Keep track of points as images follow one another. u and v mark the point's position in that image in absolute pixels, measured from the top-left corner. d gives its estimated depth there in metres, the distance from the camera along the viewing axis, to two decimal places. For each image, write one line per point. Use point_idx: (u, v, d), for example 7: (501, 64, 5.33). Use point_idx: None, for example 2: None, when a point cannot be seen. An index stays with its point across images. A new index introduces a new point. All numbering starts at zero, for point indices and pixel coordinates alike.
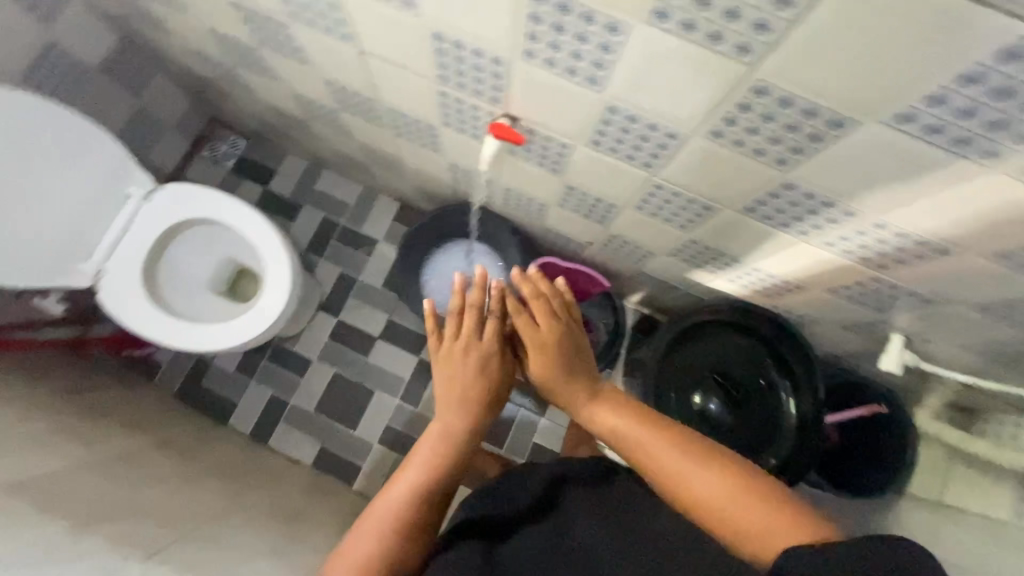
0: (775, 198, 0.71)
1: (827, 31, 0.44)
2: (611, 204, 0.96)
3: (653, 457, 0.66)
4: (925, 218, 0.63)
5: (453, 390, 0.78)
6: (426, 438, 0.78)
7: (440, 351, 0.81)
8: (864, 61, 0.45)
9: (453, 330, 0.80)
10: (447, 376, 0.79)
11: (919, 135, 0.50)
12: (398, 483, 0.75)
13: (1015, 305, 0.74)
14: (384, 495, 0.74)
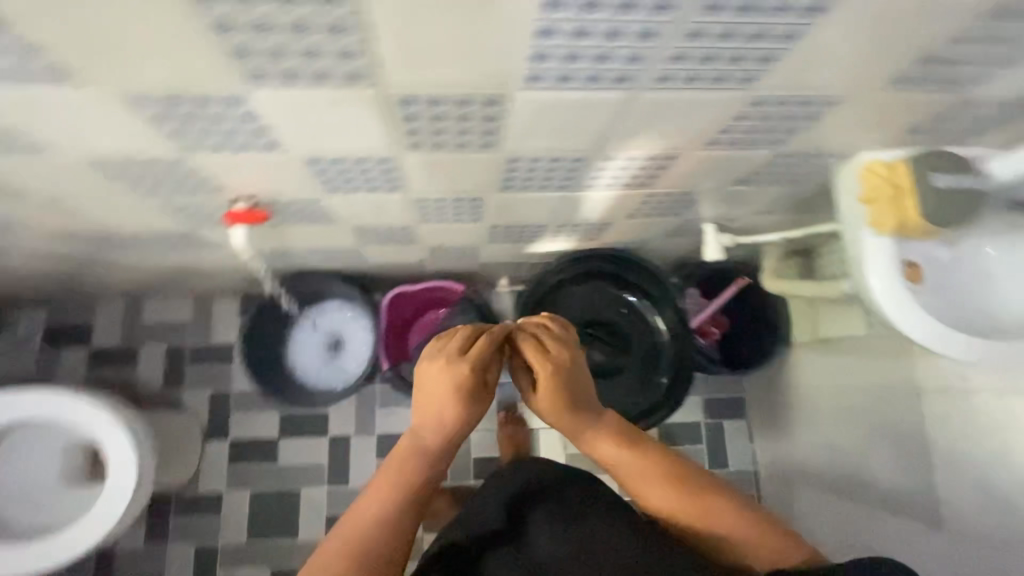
0: (518, 171, 0.71)
1: (398, 39, 0.42)
2: (402, 226, 0.94)
3: (659, 491, 0.66)
4: (633, 140, 0.64)
5: (440, 405, 0.65)
6: (404, 460, 0.63)
7: (428, 369, 0.67)
8: (470, 54, 0.45)
9: (454, 350, 0.68)
10: (433, 391, 0.66)
11: (556, 86, 0.50)
12: (366, 513, 0.59)
13: (771, 170, 0.79)
14: (351, 531, 0.57)
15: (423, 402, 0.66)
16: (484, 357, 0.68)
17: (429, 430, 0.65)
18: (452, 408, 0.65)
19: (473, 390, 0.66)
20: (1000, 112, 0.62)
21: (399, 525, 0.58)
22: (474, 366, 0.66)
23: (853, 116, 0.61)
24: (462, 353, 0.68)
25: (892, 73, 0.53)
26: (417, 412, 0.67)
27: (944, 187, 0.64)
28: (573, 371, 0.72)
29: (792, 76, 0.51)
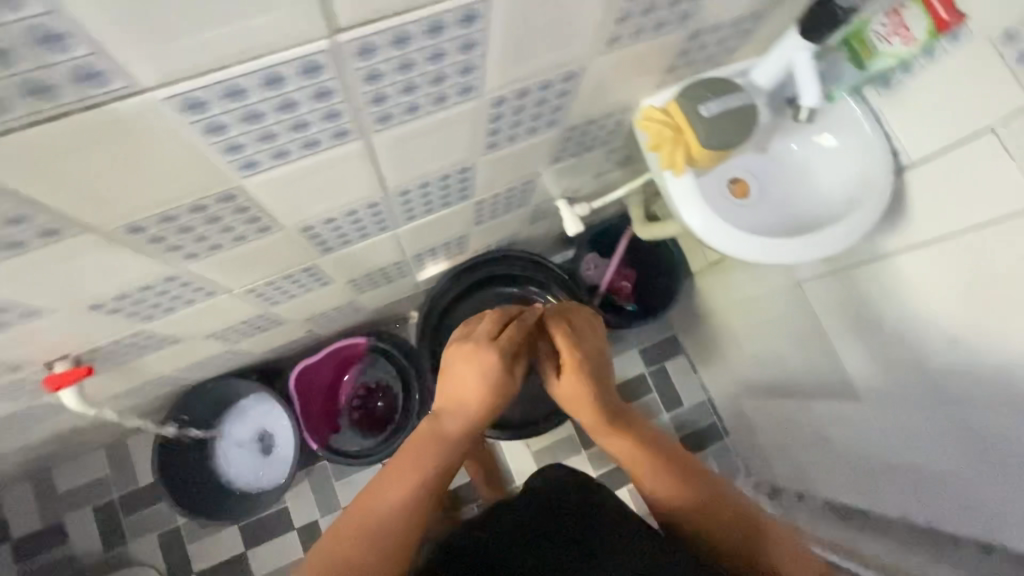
0: (321, 235, 0.69)
1: (55, 191, 0.39)
2: (257, 315, 0.89)
3: (660, 480, 0.69)
4: (412, 170, 0.63)
5: (462, 393, 0.75)
6: (426, 442, 0.72)
7: (460, 356, 0.76)
8: (153, 172, 0.42)
9: (486, 334, 0.78)
10: (462, 376, 0.76)
11: (279, 162, 0.48)
12: (387, 488, 0.67)
13: (576, 143, 0.79)
14: (374, 502, 0.66)
15: (449, 391, 0.76)
16: (513, 343, 0.77)
17: (450, 418, 0.75)
18: (473, 399, 0.74)
19: (496, 378, 0.75)
20: (735, 28, 0.63)
21: (414, 503, 0.66)
22: (502, 352, 0.75)
23: (602, 77, 0.62)
24: (493, 339, 0.77)
25: (605, 38, 0.53)
26: (446, 396, 0.76)
27: (713, 113, 0.65)
28: (593, 357, 0.81)
29: (511, 71, 0.51)
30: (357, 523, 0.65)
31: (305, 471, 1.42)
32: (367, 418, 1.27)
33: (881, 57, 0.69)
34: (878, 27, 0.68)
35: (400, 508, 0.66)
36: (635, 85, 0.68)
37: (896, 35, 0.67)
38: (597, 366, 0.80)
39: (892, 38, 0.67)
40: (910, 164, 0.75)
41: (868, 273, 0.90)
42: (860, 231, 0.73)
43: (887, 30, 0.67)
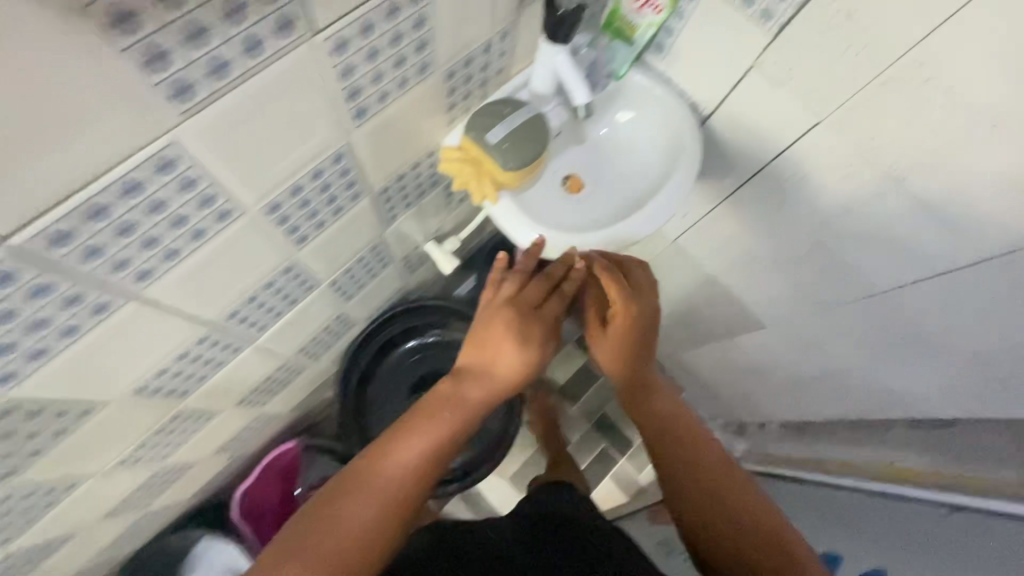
0: (166, 385, 0.65)
1: None
2: (153, 475, 0.84)
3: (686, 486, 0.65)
4: (224, 295, 0.59)
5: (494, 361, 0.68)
6: (441, 404, 0.66)
7: (498, 321, 0.69)
8: None
9: (525, 303, 0.71)
10: (491, 335, 0.69)
11: (45, 360, 0.45)
12: (400, 451, 0.60)
13: (403, 197, 0.78)
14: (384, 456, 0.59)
15: (480, 357, 0.69)
16: (557, 314, 0.72)
17: (475, 385, 0.67)
18: (503, 371, 0.68)
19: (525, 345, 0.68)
20: (493, 52, 0.64)
21: (424, 467, 0.61)
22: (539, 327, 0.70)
23: (379, 143, 0.60)
24: (534, 307, 0.71)
25: (346, 115, 0.51)
26: (476, 360, 0.69)
27: (501, 138, 0.65)
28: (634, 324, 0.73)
29: (258, 181, 0.48)
30: (360, 481, 0.58)
31: None
32: None
33: (641, 31, 0.71)
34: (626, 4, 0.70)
35: (408, 470, 0.60)
36: (423, 132, 0.66)
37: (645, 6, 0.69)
38: (640, 340, 0.75)
39: (643, 10, 0.69)
40: (708, 113, 0.78)
41: (725, 214, 0.93)
42: (683, 193, 0.75)
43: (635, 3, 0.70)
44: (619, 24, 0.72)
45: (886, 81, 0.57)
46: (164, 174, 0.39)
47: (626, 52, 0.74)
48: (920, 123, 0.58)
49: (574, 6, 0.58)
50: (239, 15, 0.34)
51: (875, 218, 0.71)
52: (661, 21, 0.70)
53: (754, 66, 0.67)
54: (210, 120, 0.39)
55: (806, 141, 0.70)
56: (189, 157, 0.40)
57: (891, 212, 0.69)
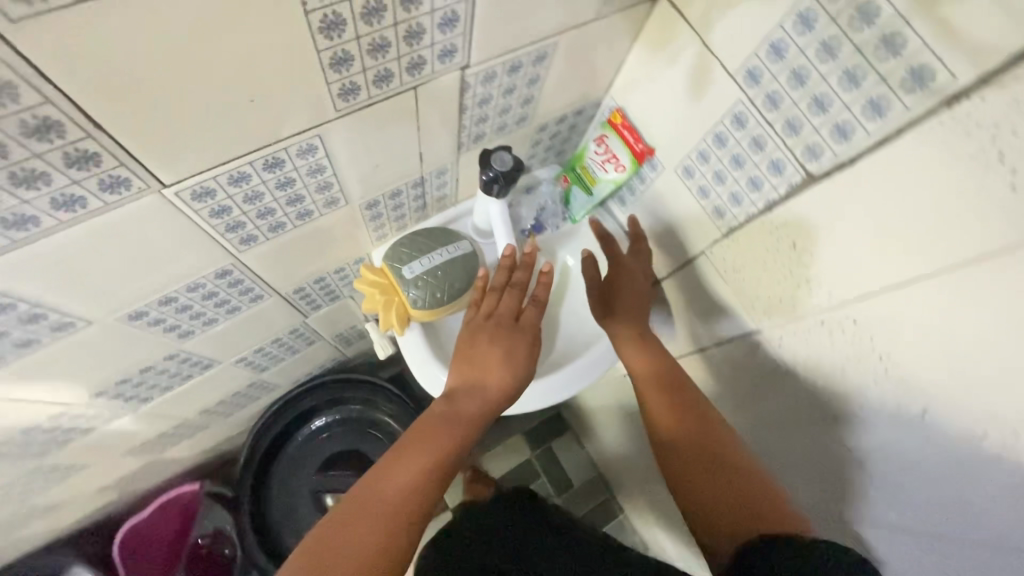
0: (14, 448, 0.61)
1: None
2: (13, 512, 0.79)
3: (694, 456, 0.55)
4: (79, 381, 0.55)
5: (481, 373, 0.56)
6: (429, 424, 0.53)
7: (479, 339, 0.58)
8: None
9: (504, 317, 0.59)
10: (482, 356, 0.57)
11: None
12: (391, 475, 0.48)
13: (327, 293, 0.74)
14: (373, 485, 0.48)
15: (466, 373, 0.57)
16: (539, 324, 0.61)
17: (468, 398, 0.55)
18: (499, 380, 0.56)
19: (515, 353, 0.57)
20: (428, 184, 0.60)
21: (428, 482, 0.49)
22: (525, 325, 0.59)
23: (280, 258, 0.56)
24: (516, 319, 0.60)
25: (224, 243, 0.48)
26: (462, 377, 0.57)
27: (417, 273, 0.61)
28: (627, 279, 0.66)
29: (108, 298, 0.45)
30: (348, 516, 0.45)
31: None
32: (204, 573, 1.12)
33: (600, 184, 0.68)
34: (592, 154, 0.67)
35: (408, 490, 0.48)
36: (340, 248, 0.63)
37: (607, 161, 0.66)
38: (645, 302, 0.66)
39: (605, 165, 0.66)
40: (661, 277, 0.72)
41: None
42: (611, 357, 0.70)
43: (599, 156, 0.66)
44: (583, 171, 0.69)
45: (823, 321, 0.51)
46: None
47: (585, 198, 0.70)
48: (851, 374, 0.51)
49: (509, 168, 0.54)
50: (36, 181, 0.31)
51: (794, 444, 0.63)
52: (620, 181, 0.66)
53: (703, 252, 0.62)
54: (25, 260, 0.36)
55: (747, 344, 0.63)
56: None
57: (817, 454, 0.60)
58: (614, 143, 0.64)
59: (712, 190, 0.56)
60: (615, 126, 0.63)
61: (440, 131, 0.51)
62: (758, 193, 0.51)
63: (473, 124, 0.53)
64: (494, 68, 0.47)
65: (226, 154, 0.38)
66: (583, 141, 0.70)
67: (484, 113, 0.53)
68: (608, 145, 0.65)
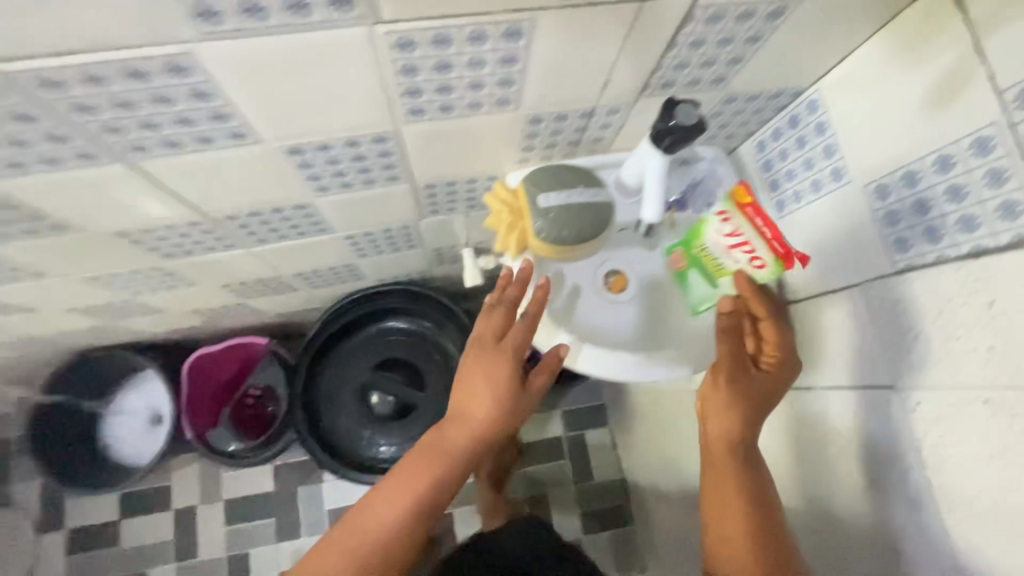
0: (149, 240, 0.66)
1: None
2: (121, 301, 0.88)
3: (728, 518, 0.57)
4: (223, 198, 0.59)
5: (464, 398, 0.58)
6: (426, 451, 0.58)
7: (467, 366, 0.59)
8: None
9: (491, 341, 0.59)
10: (466, 380, 0.59)
11: (23, 172, 0.46)
12: (391, 491, 0.56)
13: (444, 200, 0.74)
14: (375, 505, 0.56)
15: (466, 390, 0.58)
16: (525, 343, 0.59)
17: (455, 427, 0.58)
18: (482, 407, 0.57)
19: (496, 377, 0.58)
20: (596, 118, 0.58)
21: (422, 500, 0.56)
22: (514, 349, 0.59)
23: (429, 147, 0.57)
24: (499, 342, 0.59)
25: (397, 106, 0.48)
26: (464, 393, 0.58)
27: (552, 204, 0.59)
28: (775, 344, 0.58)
29: (284, 125, 0.47)
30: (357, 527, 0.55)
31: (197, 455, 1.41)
32: (248, 420, 1.24)
33: (730, 271, 0.58)
34: (712, 236, 0.58)
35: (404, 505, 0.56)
36: (483, 155, 0.62)
37: (733, 246, 0.56)
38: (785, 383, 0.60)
39: (733, 251, 0.56)
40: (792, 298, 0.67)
41: None
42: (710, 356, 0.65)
43: (722, 239, 0.56)
44: (704, 249, 0.60)
45: (988, 398, 0.44)
46: (174, 73, 0.38)
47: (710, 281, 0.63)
48: (998, 467, 0.44)
49: (690, 124, 0.50)
50: None
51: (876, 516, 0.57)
52: (755, 276, 0.56)
53: (859, 285, 0.56)
54: (242, 55, 0.38)
55: (865, 399, 0.57)
56: (209, 73, 0.39)
57: (895, 538, 0.55)
58: (743, 227, 0.54)
59: (905, 219, 0.50)
60: (747, 207, 0.53)
61: (637, 62, 0.49)
62: (968, 235, 0.44)
63: (669, 67, 0.50)
64: (725, 7, 0.43)
65: (444, 6, 0.37)
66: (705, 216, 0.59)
67: (686, 58, 0.49)
68: (734, 227, 0.54)
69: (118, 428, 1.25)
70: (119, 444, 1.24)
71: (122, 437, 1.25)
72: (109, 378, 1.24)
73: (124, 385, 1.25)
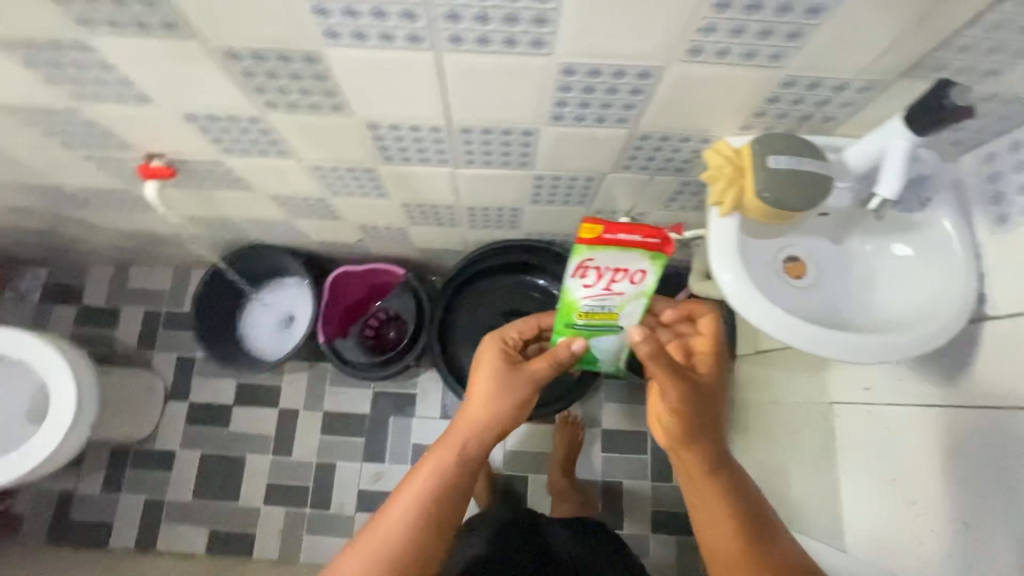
0: (385, 139, 0.75)
1: None
2: (318, 198, 0.99)
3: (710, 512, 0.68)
4: (478, 108, 0.66)
5: (467, 399, 0.74)
6: (436, 454, 0.70)
7: (474, 374, 0.76)
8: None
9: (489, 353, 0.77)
10: (474, 382, 0.75)
11: (360, 44, 0.55)
12: (408, 492, 0.67)
13: (640, 157, 0.79)
14: (389, 509, 0.67)
15: (483, 388, 0.74)
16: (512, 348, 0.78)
17: (460, 428, 0.72)
18: (481, 405, 0.73)
19: (494, 378, 0.74)
20: (844, 94, 0.60)
21: (431, 501, 0.67)
22: (503, 354, 0.77)
23: (677, 93, 0.62)
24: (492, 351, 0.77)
25: (684, 41, 0.53)
26: (481, 392, 0.74)
27: (781, 166, 0.62)
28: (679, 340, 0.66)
29: (586, 42, 0.53)
30: (381, 533, 0.65)
31: (309, 365, 1.53)
32: (373, 340, 1.36)
33: (621, 304, 0.69)
34: (587, 291, 0.68)
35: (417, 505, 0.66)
36: (713, 113, 0.66)
37: (610, 281, 0.67)
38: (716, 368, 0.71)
39: (609, 291, 0.68)
40: (995, 314, 0.66)
41: (899, 422, 0.79)
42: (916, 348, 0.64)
43: (598, 283, 0.67)
44: (590, 310, 0.70)
45: None
46: None
47: (611, 327, 0.73)
48: None
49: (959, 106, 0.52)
50: None
51: None
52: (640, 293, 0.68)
53: None
54: None
55: None
56: None
57: None
58: (603, 261, 0.64)
59: None
60: (595, 245, 0.62)
61: (922, 34, 0.51)
62: None
63: (950, 46, 0.52)
64: None
65: None
66: (563, 283, 0.68)
67: (970, 41, 0.51)
68: (600, 267, 0.65)
69: (255, 318, 1.39)
70: (254, 333, 1.38)
71: (257, 327, 1.39)
72: (259, 273, 1.38)
73: (269, 282, 1.39)
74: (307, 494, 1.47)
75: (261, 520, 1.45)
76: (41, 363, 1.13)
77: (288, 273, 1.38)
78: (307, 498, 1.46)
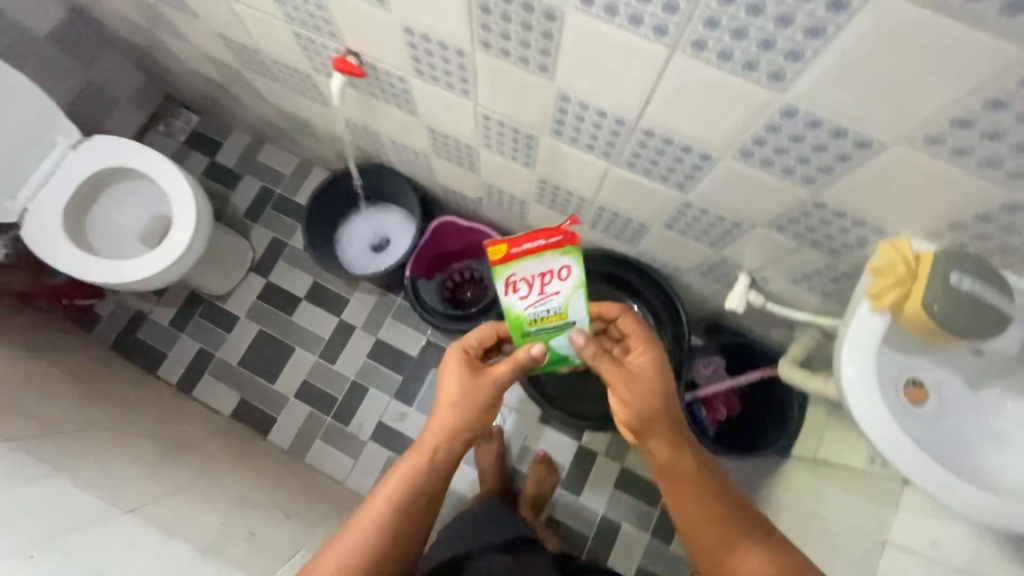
0: (566, 113, 0.77)
1: None
2: (468, 145, 1.02)
3: (679, 488, 0.75)
4: (676, 120, 0.67)
5: (436, 410, 0.75)
6: (409, 462, 0.73)
7: (444, 385, 0.77)
8: None
9: (458, 360, 0.77)
10: (443, 388, 0.76)
11: (608, 19, 0.56)
12: (383, 496, 0.71)
13: (802, 223, 0.76)
14: (365, 509, 0.71)
15: (451, 393, 0.75)
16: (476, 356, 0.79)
17: (431, 437, 0.74)
18: (449, 414, 0.74)
19: (463, 387, 0.75)
20: None
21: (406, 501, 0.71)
22: (471, 362, 0.77)
23: (885, 175, 0.59)
24: (459, 359, 0.77)
25: (924, 126, 0.51)
26: (449, 396, 0.75)
27: (962, 285, 0.59)
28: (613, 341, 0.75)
29: (830, 95, 0.52)
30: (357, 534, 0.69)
31: (380, 291, 1.59)
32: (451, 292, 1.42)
33: (564, 304, 0.68)
34: (527, 302, 0.67)
35: (391, 506, 0.70)
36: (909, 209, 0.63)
37: (544, 285, 0.67)
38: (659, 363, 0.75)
39: (546, 298, 0.67)
40: None
41: None
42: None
43: (533, 293, 0.67)
44: (538, 318, 0.68)
45: None
46: (848, 11, 0.44)
47: (564, 325, 0.70)
48: None
49: None
50: None
51: None
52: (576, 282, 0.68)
53: None
54: (910, 29, 0.43)
55: None
56: (863, 30, 0.45)
57: None
58: (528, 271, 0.65)
59: None
60: (511, 260, 0.64)
61: None
62: None
63: None
64: None
65: None
66: (502, 303, 0.67)
67: None
68: (526, 277, 0.66)
69: (355, 230, 1.46)
70: (348, 243, 1.45)
71: (354, 239, 1.46)
72: (375, 191, 1.44)
73: (378, 203, 1.46)
74: (334, 404, 1.53)
75: (286, 410, 1.53)
76: (178, 196, 1.24)
77: (399, 202, 1.44)
78: (332, 407, 1.53)
